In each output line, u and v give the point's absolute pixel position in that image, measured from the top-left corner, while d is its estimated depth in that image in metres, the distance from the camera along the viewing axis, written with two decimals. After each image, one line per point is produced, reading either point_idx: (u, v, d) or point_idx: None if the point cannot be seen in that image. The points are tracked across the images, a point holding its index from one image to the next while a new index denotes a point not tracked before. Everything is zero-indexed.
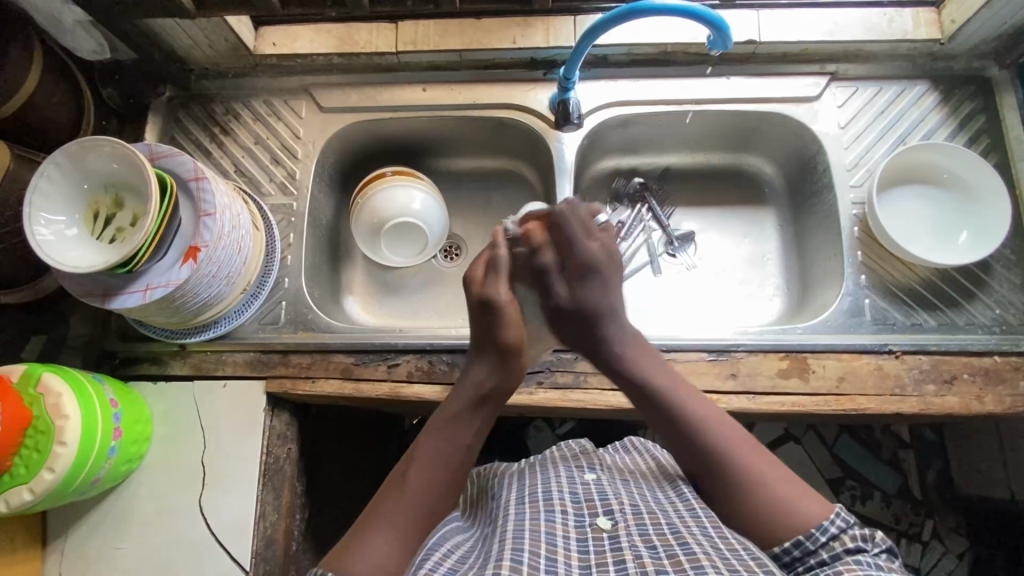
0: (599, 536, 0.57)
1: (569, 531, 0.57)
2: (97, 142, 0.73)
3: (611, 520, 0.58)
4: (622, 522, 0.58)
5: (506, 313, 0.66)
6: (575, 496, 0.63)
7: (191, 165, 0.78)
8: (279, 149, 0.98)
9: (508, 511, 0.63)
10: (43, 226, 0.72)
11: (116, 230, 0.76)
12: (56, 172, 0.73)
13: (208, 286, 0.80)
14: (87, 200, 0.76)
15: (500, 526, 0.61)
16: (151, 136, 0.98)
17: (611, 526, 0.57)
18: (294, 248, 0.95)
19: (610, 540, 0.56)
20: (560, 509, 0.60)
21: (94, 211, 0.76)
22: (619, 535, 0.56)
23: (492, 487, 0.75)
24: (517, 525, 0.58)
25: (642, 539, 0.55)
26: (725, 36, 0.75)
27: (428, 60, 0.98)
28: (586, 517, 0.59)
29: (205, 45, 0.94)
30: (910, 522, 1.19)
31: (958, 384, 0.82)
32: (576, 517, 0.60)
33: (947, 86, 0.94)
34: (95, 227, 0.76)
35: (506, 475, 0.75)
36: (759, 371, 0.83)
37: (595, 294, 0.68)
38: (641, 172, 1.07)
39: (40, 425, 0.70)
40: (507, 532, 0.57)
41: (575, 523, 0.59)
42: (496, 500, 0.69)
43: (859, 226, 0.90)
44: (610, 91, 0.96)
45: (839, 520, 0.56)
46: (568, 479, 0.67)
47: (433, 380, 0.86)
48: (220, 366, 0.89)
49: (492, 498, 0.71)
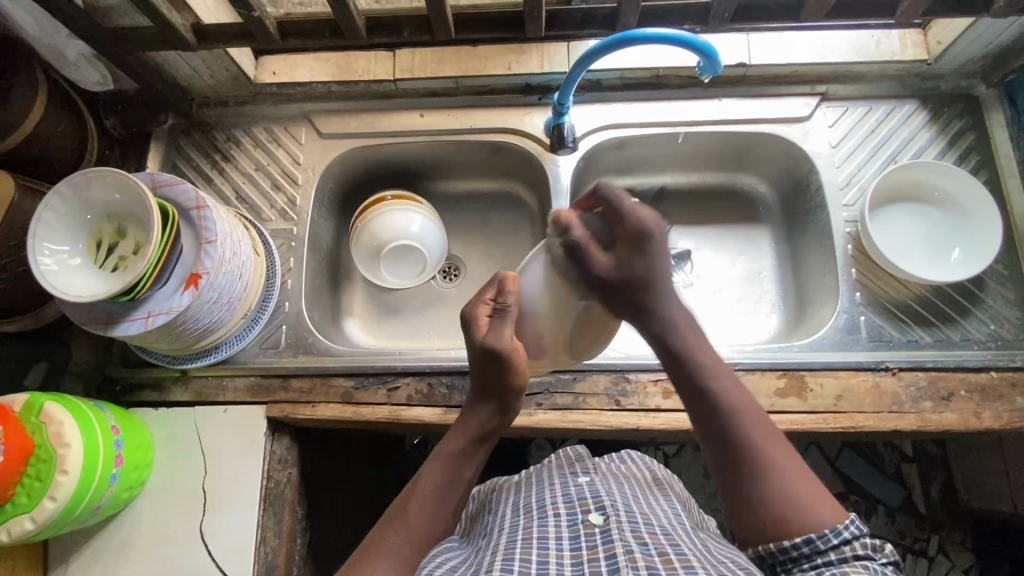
0: (592, 531, 0.57)
1: (562, 531, 0.58)
2: (100, 172, 0.74)
3: (603, 516, 0.58)
4: (614, 517, 0.58)
5: (512, 358, 0.63)
6: (569, 497, 0.64)
7: (192, 193, 0.79)
8: (280, 175, 0.99)
9: (503, 521, 0.64)
10: (46, 255, 0.73)
11: (119, 259, 0.77)
12: (60, 203, 0.74)
13: (209, 313, 0.80)
14: (91, 230, 0.77)
15: (495, 537, 0.61)
16: (153, 164, 1.00)
17: (603, 521, 0.57)
18: (295, 272, 0.96)
19: (602, 535, 0.56)
20: (555, 512, 0.61)
21: (98, 241, 0.77)
22: (611, 528, 0.56)
23: (488, 504, 0.75)
24: (512, 535, 0.59)
25: (634, 536, 0.55)
26: (715, 62, 0.76)
27: (425, 86, 0.99)
28: (577, 515, 0.60)
29: (206, 75, 0.96)
30: (914, 537, 1.18)
31: (955, 401, 0.82)
32: (568, 517, 0.60)
33: (935, 105, 0.95)
34: (99, 257, 0.77)
35: (503, 489, 0.76)
36: (757, 389, 0.84)
37: (643, 268, 0.63)
38: (637, 192, 1.09)
39: (42, 452, 0.71)
40: (502, 543, 0.58)
41: (568, 522, 0.59)
42: (493, 512, 0.70)
43: (853, 244, 0.91)
44: (604, 114, 0.97)
45: (853, 526, 0.55)
46: (562, 486, 0.68)
47: (432, 403, 0.87)
48: (220, 392, 0.89)
49: (490, 512, 0.72)
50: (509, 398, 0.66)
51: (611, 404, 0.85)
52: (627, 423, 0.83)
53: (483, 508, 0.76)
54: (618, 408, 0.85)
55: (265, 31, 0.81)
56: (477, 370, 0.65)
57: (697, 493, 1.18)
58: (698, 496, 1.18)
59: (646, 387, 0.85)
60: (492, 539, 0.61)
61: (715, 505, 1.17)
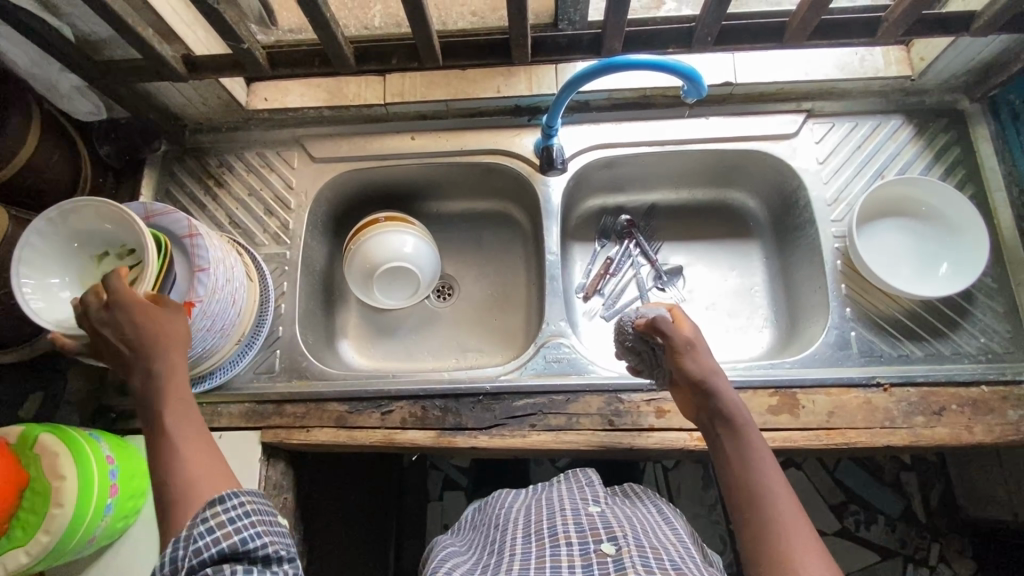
0: (604, 560, 0.58)
1: (574, 561, 0.59)
2: (81, 204, 0.73)
3: (614, 546, 0.60)
4: (625, 547, 0.59)
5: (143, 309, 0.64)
6: (581, 527, 0.65)
7: (185, 222, 0.81)
8: (273, 200, 1.01)
9: (513, 544, 0.65)
10: (15, 289, 0.71)
11: (96, 258, 0.76)
12: (39, 238, 0.72)
13: (202, 340, 0.82)
14: (37, 249, 0.73)
15: (505, 559, 0.63)
16: (147, 191, 1.01)
17: (615, 550, 0.59)
18: (288, 296, 0.97)
19: (615, 563, 0.57)
20: (566, 542, 0.62)
21: (54, 251, 0.74)
22: (623, 558, 0.57)
23: (490, 519, 0.77)
24: (523, 563, 0.60)
25: (644, 567, 0.56)
26: (699, 85, 0.76)
27: (415, 110, 1.01)
28: (589, 545, 0.61)
29: (198, 103, 0.97)
30: (916, 546, 1.18)
31: (948, 416, 0.82)
32: (579, 546, 0.61)
33: (921, 120, 0.96)
34: (72, 265, 0.76)
35: (509, 508, 0.76)
36: (750, 407, 0.84)
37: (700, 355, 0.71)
38: (628, 209, 1.10)
39: (37, 485, 0.71)
40: (512, 570, 0.59)
41: (579, 551, 0.60)
42: (500, 528, 0.71)
43: (842, 259, 0.92)
44: (593, 134, 0.99)
45: None
46: (572, 512, 0.68)
47: (426, 426, 0.86)
48: (215, 419, 0.89)
49: (496, 527, 0.73)
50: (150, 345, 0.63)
51: (605, 424, 0.85)
52: (621, 442, 0.83)
53: (487, 523, 0.76)
54: (611, 428, 0.84)
55: (253, 63, 0.81)
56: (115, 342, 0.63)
57: (697, 506, 1.19)
58: (698, 509, 1.19)
59: (639, 406, 0.85)
60: (501, 561, 0.63)
61: (715, 518, 1.18)
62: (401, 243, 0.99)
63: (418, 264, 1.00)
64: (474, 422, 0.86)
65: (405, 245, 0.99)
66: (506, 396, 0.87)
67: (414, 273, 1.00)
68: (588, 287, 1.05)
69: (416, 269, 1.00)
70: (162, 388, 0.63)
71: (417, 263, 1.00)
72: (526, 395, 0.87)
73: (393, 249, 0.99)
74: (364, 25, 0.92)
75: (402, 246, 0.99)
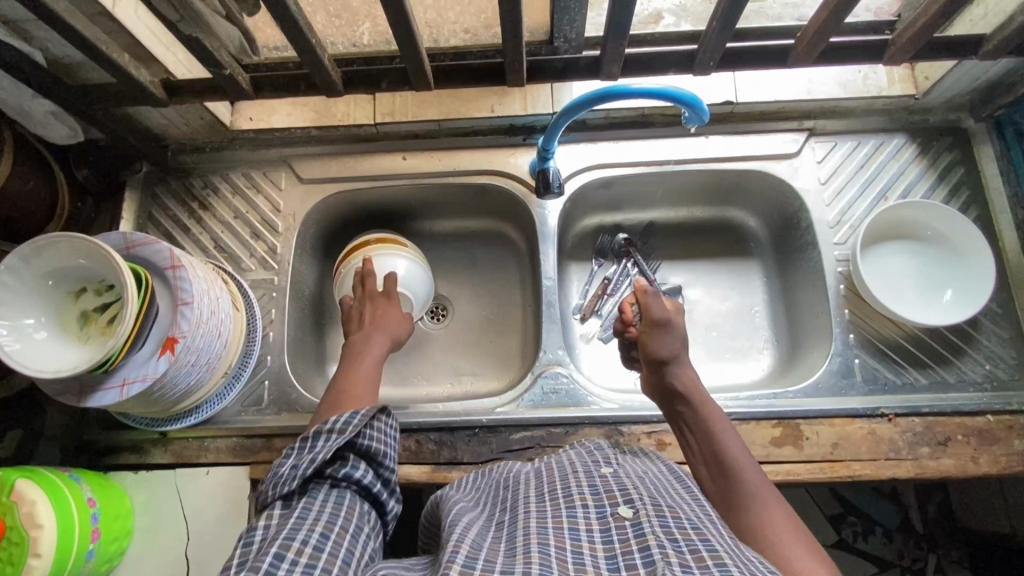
0: (621, 524, 0.51)
1: (591, 524, 0.52)
2: (56, 239, 0.69)
3: (631, 509, 0.53)
4: (643, 511, 0.53)
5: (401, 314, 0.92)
6: (595, 489, 0.58)
7: (167, 253, 0.77)
8: (259, 223, 0.97)
9: (527, 504, 0.58)
10: None
11: (72, 295, 0.73)
12: (11, 278, 0.69)
13: (187, 376, 0.79)
14: (9, 290, 0.69)
15: (519, 516, 0.56)
16: (128, 214, 0.98)
17: (632, 513, 0.52)
18: (276, 324, 0.94)
19: (633, 528, 0.50)
20: (581, 503, 0.56)
21: (27, 291, 0.70)
22: (641, 521, 0.51)
23: (499, 482, 0.69)
24: (539, 521, 0.54)
25: (663, 531, 0.50)
26: (700, 113, 0.74)
27: (408, 129, 0.97)
28: (605, 508, 0.54)
29: (180, 124, 0.93)
30: (913, 557, 1.17)
31: (953, 446, 0.81)
32: (595, 509, 0.54)
33: (924, 139, 0.94)
34: (47, 305, 0.72)
35: (521, 472, 0.68)
36: (753, 439, 0.82)
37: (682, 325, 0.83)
38: (625, 227, 1.08)
39: (13, 536, 0.68)
40: (529, 526, 0.53)
41: (595, 514, 0.54)
42: (513, 488, 0.64)
43: (845, 284, 0.90)
44: (590, 154, 0.96)
45: None
46: (585, 473, 0.62)
47: (421, 460, 0.84)
48: (202, 454, 0.87)
49: (508, 489, 0.65)
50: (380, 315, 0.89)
51: None
52: None
53: (497, 486, 0.68)
54: None
55: (236, 88, 0.77)
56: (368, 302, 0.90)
57: None
58: None
59: (639, 438, 0.83)
60: (515, 519, 0.56)
61: None
62: (393, 264, 0.96)
63: (410, 287, 0.97)
64: (469, 457, 0.83)
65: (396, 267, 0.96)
66: (502, 429, 0.85)
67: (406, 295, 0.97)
68: (585, 308, 1.03)
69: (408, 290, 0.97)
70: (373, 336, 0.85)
71: (410, 285, 0.97)
72: (522, 428, 0.85)
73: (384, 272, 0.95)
74: (352, 42, 0.88)
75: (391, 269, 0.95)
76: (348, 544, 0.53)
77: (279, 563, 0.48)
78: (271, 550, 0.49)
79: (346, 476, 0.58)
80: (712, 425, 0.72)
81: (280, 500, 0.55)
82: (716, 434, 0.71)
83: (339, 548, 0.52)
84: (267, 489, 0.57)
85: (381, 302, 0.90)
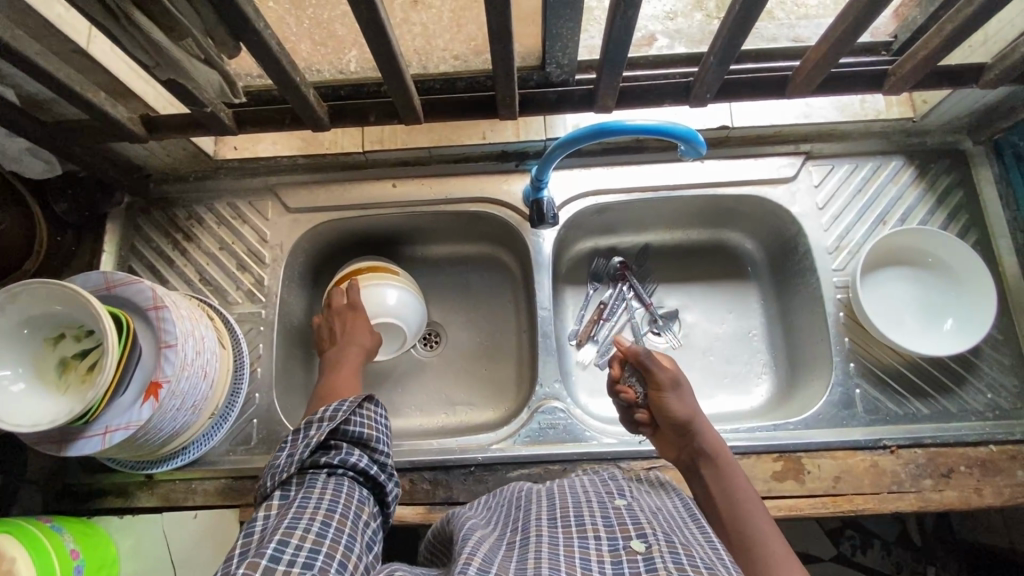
0: (633, 558, 0.49)
1: (603, 555, 0.50)
2: (30, 285, 0.66)
3: (644, 543, 0.51)
4: (655, 545, 0.51)
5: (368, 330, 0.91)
6: (608, 520, 0.56)
7: (150, 292, 0.74)
8: (245, 254, 0.95)
9: (538, 526, 0.56)
10: None
11: (49, 342, 0.71)
12: None
13: (172, 420, 0.76)
14: None
15: (529, 539, 0.54)
16: (109, 246, 0.94)
17: (645, 548, 0.50)
18: (264, 359, 0.91)
19: (645, 563, 0.48)
20: (593, 534, 0.53)
21: (1, 340, 0.68)
22: (654, 557, 0.49)
23: (511, 499, 0.67)
24: (549, 546, 0.52)
25: (675, 567, 0.47)
26: (696, 146, 0.72)
27: (397, 156, 0.95)
28: (618, 540, 0.52)
29: (162, 156, 0.90)
30: (911, 570, 1.13)
31: (956, 478, 0.80)
32: (608, 541, 0.52)
33: (922, 161, 0.93)
34: (23, 352, 0.69)
35: (531, 494, 0.66)
36: (754, 474, 0.80)
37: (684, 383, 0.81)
38: (620, 251, 1.06)
39: None
40: (540, 551, 0.51)
41: (608, 546, 0.52)
42: (524, 508, 0.62)
43: (844, 311, 0.89)
44: (584, 180, 0.94)
45: None
46: (598, 502, 0.59)
47: (414, 500, 0.82)
48: (189, 496, 0.85)
49: (519, 508, 0.63)
50: (352, 332, 0.89)
51: None
52: None
53: (508, 505, 0.66)
54: None
55: (219, 124, 0.74)
56: (340, 321, 0.90)
57: None
58: None
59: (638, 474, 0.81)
60: (524, 542, 0.54)
61: None
62: (382, 295, 0.93)
63: (400, 316, 0.94)
64: (464, 496, 0.81)
65: (386, 297, 0.93)
66: (499, 466, 0.83)
67: (396, 324, 0.94)
68: (581, 334, 1.01)
69: (400, 319, 0.94)
70: (348, 351, 0.87)
71: (401, 314, 0.94)
72: (519, 464, 0.83)
73: (373, 301, 0.92)
74: None
75: (381, 299, 0.93)
76: (347, 526, 0.56)
77: (284, 547, 0.50)
78: (274, 537, 0.52)
79: (342, 463, 0.63)
80: (729, 480, 0.72)
81: (279, 489, 0.61)
82: (732, 490, 0.71)
83: (341, 534, 0.55)
84: (267, 480, 0.63)
85: (351, 318, 0.90)
